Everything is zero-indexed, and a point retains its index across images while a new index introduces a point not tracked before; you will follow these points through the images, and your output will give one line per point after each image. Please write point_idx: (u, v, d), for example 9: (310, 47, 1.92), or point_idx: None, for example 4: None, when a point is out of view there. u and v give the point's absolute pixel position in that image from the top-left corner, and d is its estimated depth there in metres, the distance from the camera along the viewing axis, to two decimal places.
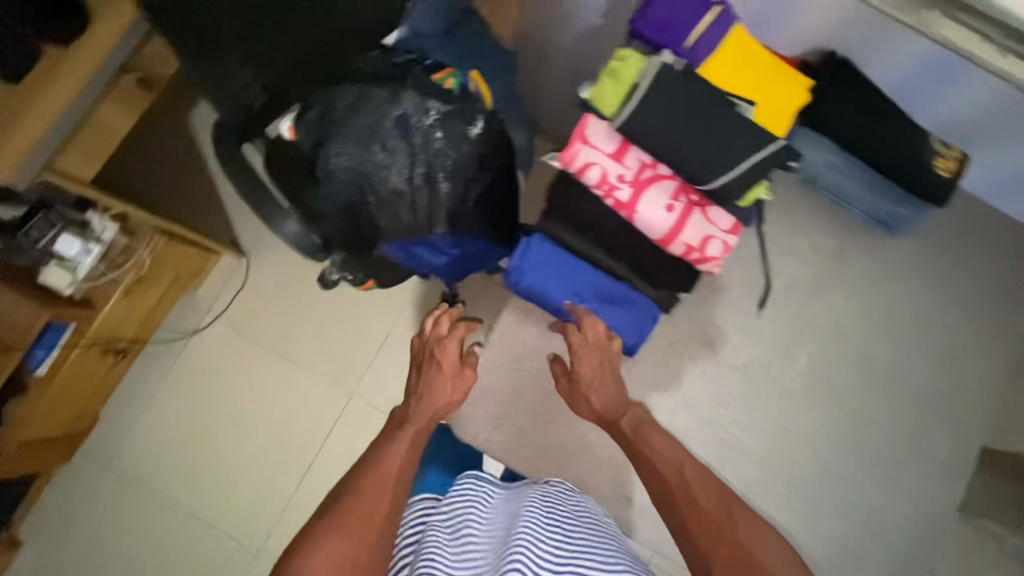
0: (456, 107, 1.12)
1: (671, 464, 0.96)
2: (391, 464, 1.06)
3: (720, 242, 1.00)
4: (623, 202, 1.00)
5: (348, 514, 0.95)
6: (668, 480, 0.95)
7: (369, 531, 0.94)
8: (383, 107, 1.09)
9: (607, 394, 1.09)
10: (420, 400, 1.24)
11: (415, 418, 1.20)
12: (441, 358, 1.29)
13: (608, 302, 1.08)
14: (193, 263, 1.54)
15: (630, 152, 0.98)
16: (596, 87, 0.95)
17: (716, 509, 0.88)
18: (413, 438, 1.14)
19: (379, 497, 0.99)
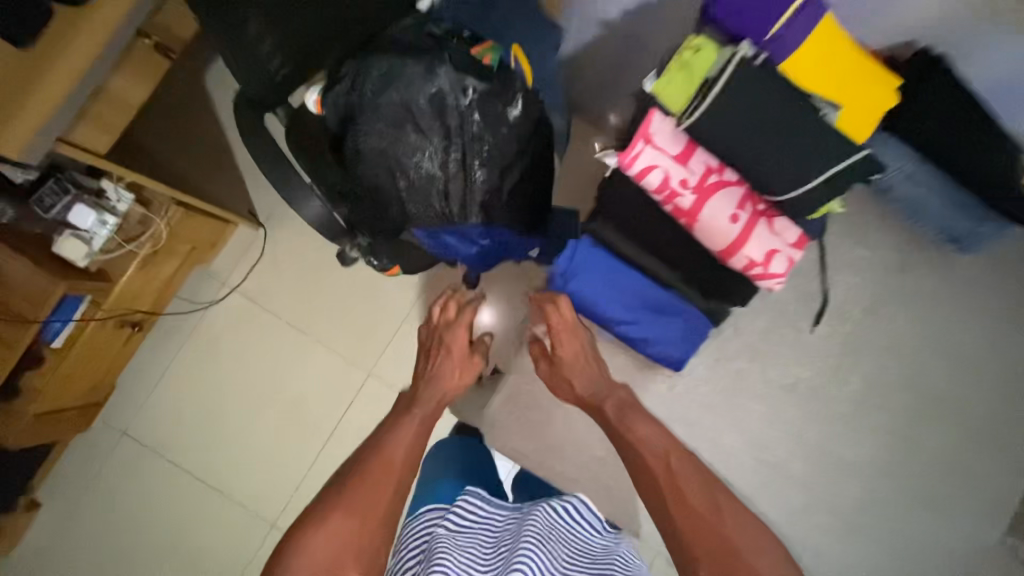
0: (494, 86, 1.04)
1: (655, 450, 0.90)
2: (401, 445, 1.04)
3: (785, 258, 0.96)
4: (683, 209, 0.96)
5: (353, 495, 0.91)
6: (654, 472, 0.88)
7: (374, 513, 0.90)
8: (418, 83, 1.02)
9: (589, 376, 1.04)
10: (430, 383, 1.22)
11: (425, 398, 1.19)
12: (452, 343, 1.27)
13: (653, 311, 1.03)
14: (210, 236, 1.48)
15: (695, 155, 0.95)
16: (662, 81, 0.93)
17: (702, 501, 0.81)
18: (422, 419, 1.13)
19: (384, 478, 0.95)
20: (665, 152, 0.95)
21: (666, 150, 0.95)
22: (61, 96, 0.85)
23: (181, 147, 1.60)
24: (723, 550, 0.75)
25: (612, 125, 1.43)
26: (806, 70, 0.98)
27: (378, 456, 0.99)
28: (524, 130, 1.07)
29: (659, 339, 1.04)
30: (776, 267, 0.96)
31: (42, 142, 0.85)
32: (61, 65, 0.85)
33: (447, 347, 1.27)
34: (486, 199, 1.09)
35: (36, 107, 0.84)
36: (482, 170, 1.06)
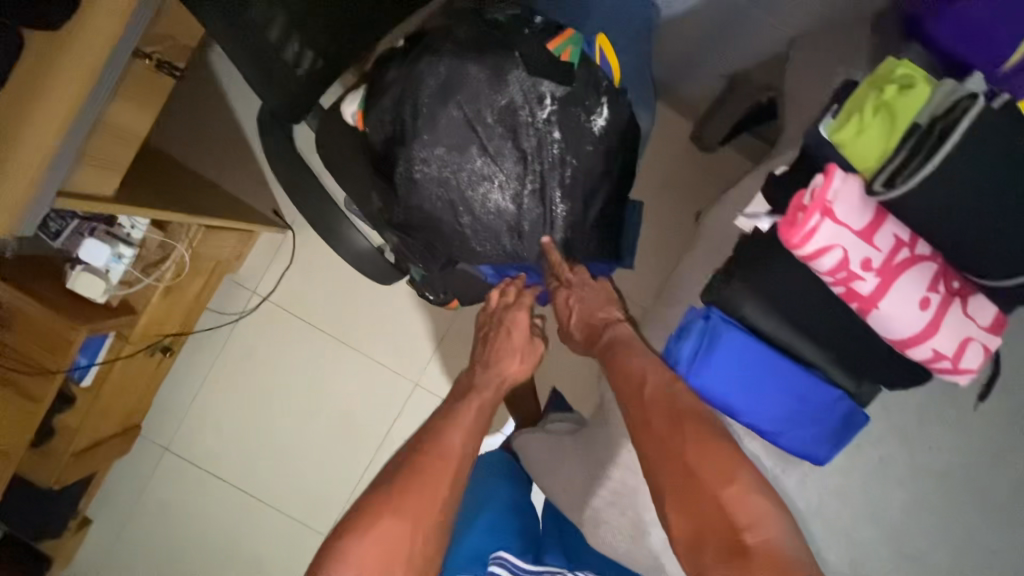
0: (576, 91, 0.83)
1: (631, 380, 0.70)
2: (460, 431, 0.81)
3: (982, 348, 0.61)
4: (861, 295, 0.59)
5: (406, 498, 0.71)
6: (633, 400, 0.69)
7: (429, 517, 0.71)
8: (486, 99, 0.82)
9: (619, 364, 0.74)
10: (487, 370, 0.93)
11: (480, 385, 0.91)
12: (511, 329, 0.96)
13: (795, 405, 0.69)
14: (233, 248, 1.32)
15: (886, 225, 0.56)
16: (853, 126, 0.55)
17: (665, 427, 0.65)
18: (480, 409, 0.86)
19: (445, 467, 0.75)
20: (849, 225, 0.55)
21: (851, 224, 0.55)
22: (54, 140, 0.66)
23: (196, 143, 1.41)
24: (684, 483, 0.61)
25: (695, 113, 1.19)
26: None
27: (428, 448, 0.77)
28: (610, 145, 0.86)
29: (796, 440, 0.70)
30: (971, 362, 0.61)
31: (39, 204, 0.68)
32: (49, 103, 0.65)
33: (504, 333, 0.96)
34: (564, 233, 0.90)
35: (25, 162, 0.65)
36: (563, 201, 0.87)
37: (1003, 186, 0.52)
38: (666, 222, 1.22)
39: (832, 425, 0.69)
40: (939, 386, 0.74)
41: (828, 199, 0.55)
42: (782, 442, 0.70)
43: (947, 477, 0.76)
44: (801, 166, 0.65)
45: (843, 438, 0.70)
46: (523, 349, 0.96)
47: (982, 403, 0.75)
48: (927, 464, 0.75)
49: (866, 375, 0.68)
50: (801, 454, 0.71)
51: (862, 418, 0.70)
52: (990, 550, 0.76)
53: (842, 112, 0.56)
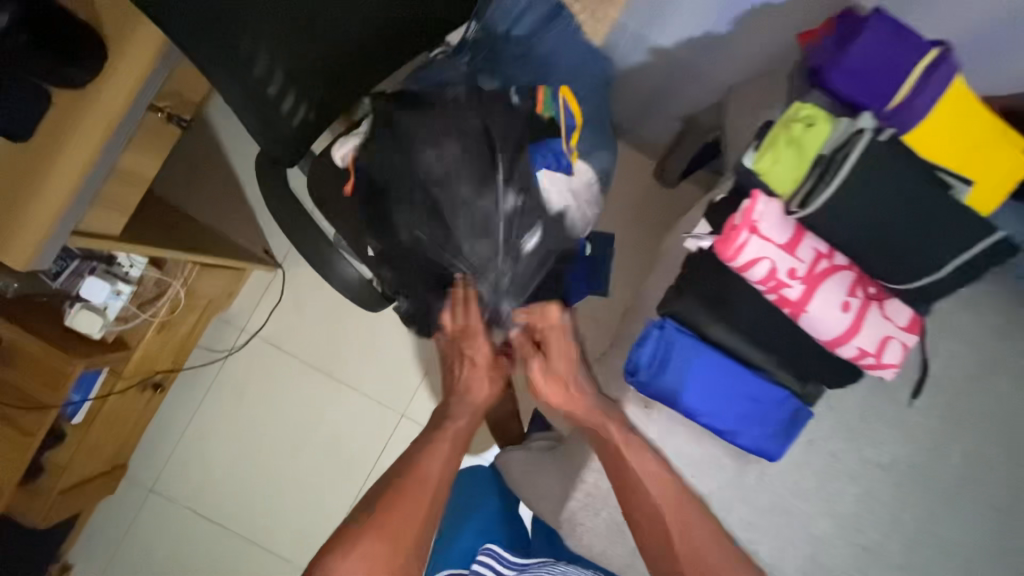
0: (530, 205, 0.92)
1: (656, 485, 0.75)
2: (440, 455, 0.89)
3: (901, 345, 0.70)
4: (790, 301, 0.67)
5: (385, 523, 0.78)
6: (653, 504, 0.74)
7: (408, 539, 0.79)
8: (463, 191, 0.88)
9: (619, 445, 0.77)
10: (463, 398, 1.02)
11: (457, 411, 1.00)
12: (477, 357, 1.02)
13: (746, 404, 0.76)
14: (227, 285, 1.39)
15: (806, 241, 0.65)
16: (766, 157, 0.65)
17: (674, 518, 0.74)
18: (455, 437, 0.95)
19: (424, 490, 0.84)
20: (773, 240, 0.64)
21: (775, 239, 0.64)
22: (73, 187, 0.73)
23: (192, 189, 1.49)
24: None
25: (654, 151, 1.32)
26: (936, 140, 0.65)
27: (406, 473, 0.85)
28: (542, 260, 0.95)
29: (750, 436, 0.76)
30: (892, 358, 0.70)
31: (54, 241, 0.75)
32: (70, 151, 0.73)
33: (470, 362, 1.02)
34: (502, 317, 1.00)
35: (46, 205, 0.72)
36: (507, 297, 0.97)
37: (897, 205, 0.62)
38: (633, 248, 1.32)
39: (780, 420, 0.76)
40: (876, 385, 0.82)
41: (753, 218, 0.65)
42: (738, 441, 0.76)
43: (892, 471, 0.82)
44: (735, 193, 0.75)
45: (790, 432, 0.77)
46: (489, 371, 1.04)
47: (917, 399, 0.82)
48: (873, 458, 0.82)
49: (806, 375, 0.76)
50: (756, 451, 0.77)
51: (805, 413, 0.77)
52: (936, 536, 0.82)
53: (762, 146, 0.66)
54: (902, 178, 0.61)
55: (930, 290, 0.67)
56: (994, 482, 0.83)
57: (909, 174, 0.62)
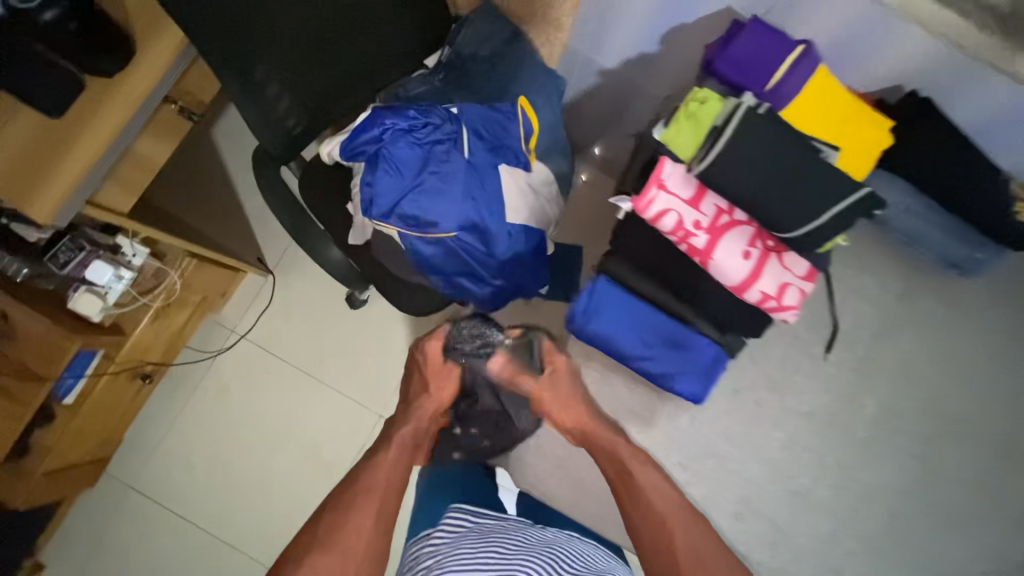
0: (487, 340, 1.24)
1: (663, 497, 0.76)
2: (384, 470, 0.88)
3: (799, 291, 0.80)
4: (698, 250, 0.80)
5: (331, 536, 0.78)
6: (656, 515, 0.75)
7: (355, 551, 0.77)
8: (444, 218, 1.07)
9: (609, 451, 0.83)
10: (413, 405, 0.99)
11: (402, 419, 0.96)
12: (440, 387, 0.98)
13: (671, 350, 0.86)
14: (221, 284, 1.50)
15: (707, 198, 0.78)
16: (668, 129, 0.79)
17: (676, 524, 0.73)
18: (400, 450, 0.92)
19: (369, 499, 0.83)
20: (679, 195, 0.77)
21: (680, 194, 0.77)
22: (92, 159, 0.85)
23: (193, 197, 1.62)
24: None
25: (611, 164, 1.47)
26: (806, 117, 0.80)
27: (355, 490, 0.84)
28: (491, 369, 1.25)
29: (677, 376, 0.86)
30: (791, 301, 0.80)
31: (73, 200, 0.86)
32: (93, 128, 0.86)
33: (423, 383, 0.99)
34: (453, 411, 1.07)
35: (67, 172, 0.84)
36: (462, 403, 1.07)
37: (777, 165, 0.75)
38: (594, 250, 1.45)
39: (701, 360, 0.86)
40: (794, 339, 0.91)
41: (661, 178, 0.78)
42: (665, 383, 0.86)
43: (813, 418, 0.91)
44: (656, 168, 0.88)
45: (711, 370, 0.86)
46: (437, 376, 0.99)
47: (830, 353, 0.92)
48: (795, 407, 0.90)
49: (723, 324, 0.86)
50: (683, 393, 0.87)
51: (722, 356, 0.87)
52: (853, 479, 0.90)
53: (670, 121, 0.79)
54: (779, 142, 0.75)
55: (812, 243, 0.79)
56: (903, 432, 0.92)
57: (785, 138, 0.75)
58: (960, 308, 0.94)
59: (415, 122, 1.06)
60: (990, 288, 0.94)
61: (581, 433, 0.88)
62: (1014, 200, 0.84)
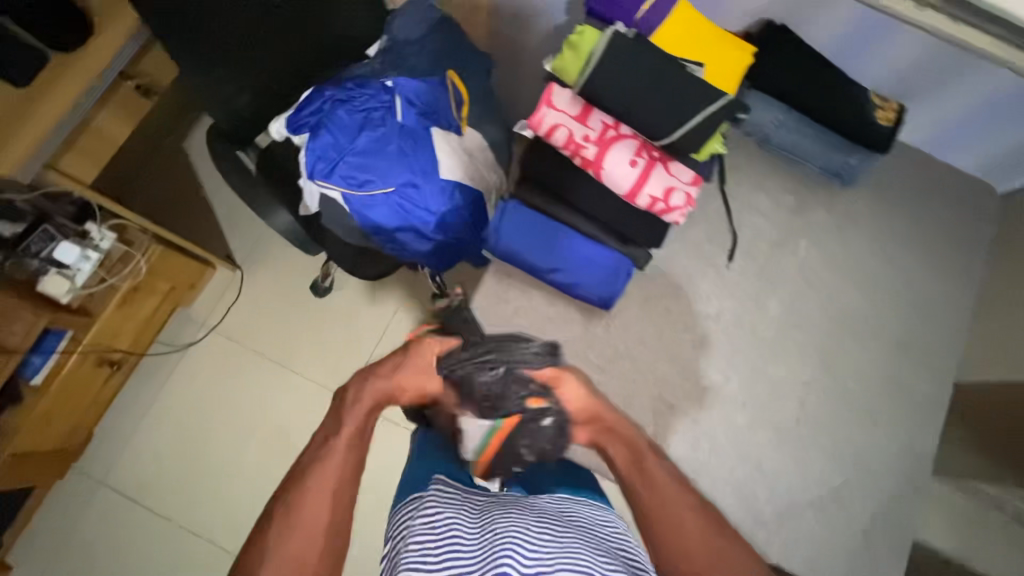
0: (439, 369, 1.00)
1: (675, 507, 0.74)
2: (333, 465, 0.75)
3: (685, 194, 0.90)
4: (589, 162, 0.90)
5: (285, 539, 0.69)
6: (675, 517, 0.73)
7: (311, 544, 0.70)
8: (382, 175, 1.17)
9: (625, 442, 0.83)
10: (370, 383, 0.84)
11: (356, 396, 0.82)
12: (403, 383, 0.85)
13: (579, 262, 0.93)
14: (188, 275, 1.57)
15: (593, 114, 0.89)
16: (558, 59, 0.88)
17: (693, 528, 0.72)
18: (350, 444, 0.77)
19: (323, 495, 0.73)
20: (566, 112, 0.88)
21: (568, 111, 0.88)
22: (50, 124, 0.96)
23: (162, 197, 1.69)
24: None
25: None
26: (676, 43, 0.91)
27: (305, 484, 0.73)
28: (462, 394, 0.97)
29: (584, 283, 0.94)
30: (678, 203, 0.90)
31: (35, 159, 0.97)
32: (51, 98, 0.97)
33: (393, 364, 0.85)
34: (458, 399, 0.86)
35: (28, 135, 0.95)
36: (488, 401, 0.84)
37: (649, 77, 0.85)
38: None
39: (605, 267, 0.93)
40: (698, 252, 1.00)
41: (551, 99, 0.90)
42: (575, 291, 0.94)
43: (722, 322, 0.97)
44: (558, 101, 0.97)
45: (616, 276, 0.94)
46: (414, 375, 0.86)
47: (733, 262, 1.00)
48: (705, 311, 0.97)
49: (625, 234, 0.94)
50: (594, 299, 0.95)
51: (627, 264, 0.94)
52: (765, 377, 0.96)
53: (557, 52, 0.89)
54: (648, 57, 0.85)
55: (687, 146, 0.89)
56: (808, 332, 0.98)
57: (651, 54, 0.85)
58: (850, 218, 1.02)
59: (353, 93, 1.17)
60: (872, 199, 1.03)
61: (598, 420, 0.85)
62: (875, 106, 0.95)
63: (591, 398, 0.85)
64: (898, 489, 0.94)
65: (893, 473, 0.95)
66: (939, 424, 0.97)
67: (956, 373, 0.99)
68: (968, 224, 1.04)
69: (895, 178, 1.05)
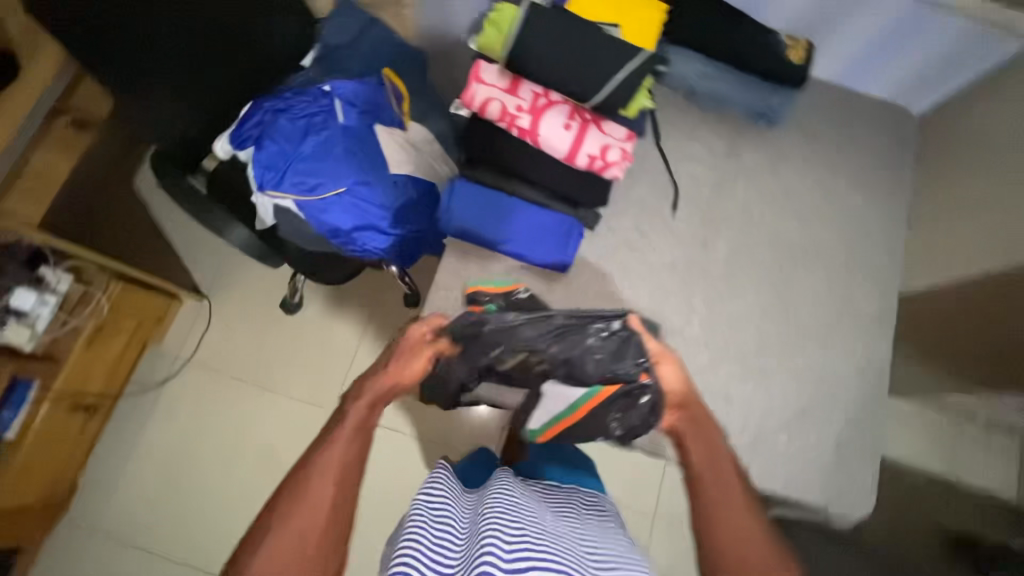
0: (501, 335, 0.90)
1: (730, 506, 0.78)
2: (341, 446, 0.76)
3: (620, 149, 0.94)
4: (526, 131, 0.93)
5: (290, 517, 0.70)
6: (731, 509, 0.78)
7: (313, 528, 0.70)
8: (332, 176, 1.18)
9: (706, 437, 0.85)
10: (369, 381, 0.85)
11: (358, 393, 0.83)
12: (401, 370, 0.86)
13: (532, 231, 0.97)
14: (154, 309, 1.55)
15: (522, 84, 0.93)
16: (481, 36, 0.94)
17: (744, 522, 0.76)
18: (355, 428, 0.79)
19: (326, 481, 0.73)
20: (496, 86, 0.92)
21: (497, 85, 0.92)
22: None
23: None
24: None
25: None
26: (592, 8, 0.95)
27: (306, 471, 0.73)
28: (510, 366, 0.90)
29: (538, 249, 0.97)
30: (615, 158, 0.94)
31: None
32: None
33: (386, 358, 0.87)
34: (561, 348, 0.87)
35: None
36: (597, 352, 0.87)
37: (569, 42, 0.89)
38: None
39: (557, 231, 0.97)
40: (643, 206, 1.04)
41: (480, 76, 0.94)
42: (532, 257, 0.97)
43: (675, 269, 1.02)
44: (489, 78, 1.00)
45: (568, 238, 0.97)
46: (411, 356, 0.87)
47: (678, 211, 1.04)
48: (657, 260, 1.02)
49: (570, 196, 0.97)
50: (551, 263, 0.98)
51: (578, 227, 0.98)
52: (722, 314, 1.01)
53: (480, 30, 0.94)
54: (565, 24, 0.89)
55: (618, 101, 0.92)
56: (757, 267, 1.03)
57: (568, 20, 0.89)
58: (782, 155, 1.08)
59: (291, 101, 1.19)
60: (800, 135, 1.09)
61: (686, 409, 0.86)
62: (786, 45, 1.01)
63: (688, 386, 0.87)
64: (861, 400, 1.00)
65: (855, 386, 1.00)
66: (889, 335, 1.03)
67: (897, 286, 1.06)
68: (890, 146, 1.11)
69: (819, 113, 1.11)
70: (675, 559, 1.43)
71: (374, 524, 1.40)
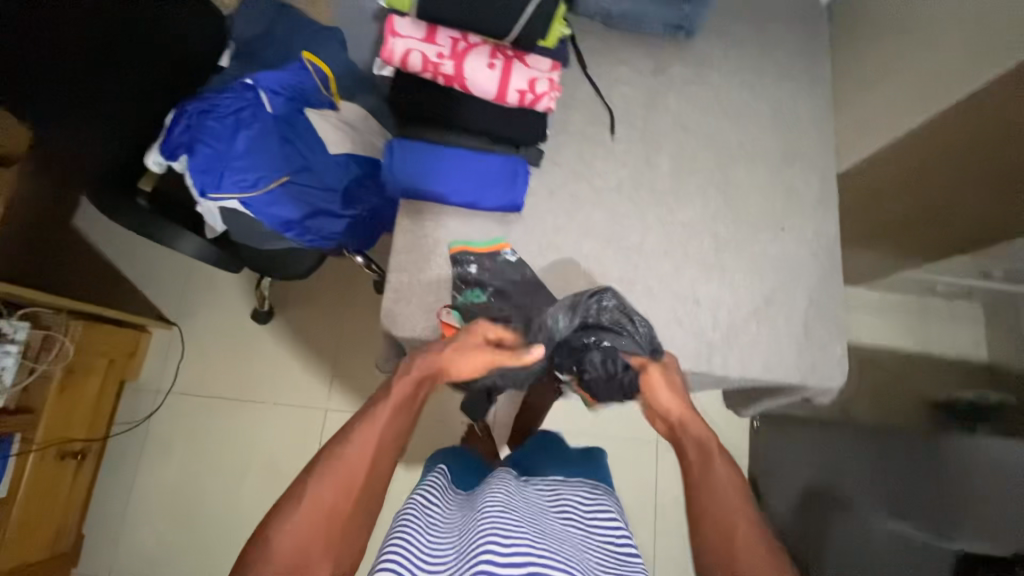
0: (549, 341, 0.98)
1: (716, 506, 0.74)
2: (380, 426, 0.76)
3: (547, 80, 0.95)
4: (452, 77, 0.94)
5: (320, 490, 0.70)
6: (711, 507, 0.74)
7: (342, 505, 0.69)
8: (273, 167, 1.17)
9: (696, 440, 0.83)
10: (421, 360, 0.86)
11: (407, 368, 0.84)
12: (455, 359, 0.87)
13: (480, 178, 0.97)
14: (122, 345, 1.52)
15: (438, 31, 0.93)
16: None
17: (728, 515, 0.73)
18: (399, 408, 0.80)
19: (362, 457, 0.73)
20: (414, 37, 0.92)
21: (415, 36, 0.92)
22: None
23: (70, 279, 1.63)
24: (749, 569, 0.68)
25: None
26: None
27: (342, 450, 0.73)
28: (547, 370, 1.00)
29: (489, 193, 0.98)
30: (544, 90, 0.95)
31: None
32: None
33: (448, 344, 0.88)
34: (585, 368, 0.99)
35: None
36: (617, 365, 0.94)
37: None
38: None
39: (506, 175, 0.98)
40: (582, 135, 1.06)
41: (396, 30, 0.94)
42: (484, 203, 0.98)
43: (623, 189, 1.04)
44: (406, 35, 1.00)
45: (513, 176, 0.98)
46: (467, 352, 0.88)
47: (616, 134, 1.06)
48: (604, 184, 1.04)
49: (508, 137, 0.98)
50: (503, 205, 0.99)
51: (524, 164, 1.00)
52: (675, 224, 1.04)
53: None
54: None
55: (536, 33, 0.93)
56: (700, 173, 1.06)
57: None
58: (707, 63, 1.11)
59: (216, 100, 1.15)
60: (720, 42, 1.12)
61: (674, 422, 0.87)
62: None
63: (683, 399, 0.88)
64: (821, 280, 1.04)
65: (812, 269, 1.05)
66: (834, 214, 1.07)
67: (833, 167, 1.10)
68: (805, 36, 1.15)
69: (735, 17, 1.14)
70: (679, 477, 1.50)
71: (389, 507, 1.42)
